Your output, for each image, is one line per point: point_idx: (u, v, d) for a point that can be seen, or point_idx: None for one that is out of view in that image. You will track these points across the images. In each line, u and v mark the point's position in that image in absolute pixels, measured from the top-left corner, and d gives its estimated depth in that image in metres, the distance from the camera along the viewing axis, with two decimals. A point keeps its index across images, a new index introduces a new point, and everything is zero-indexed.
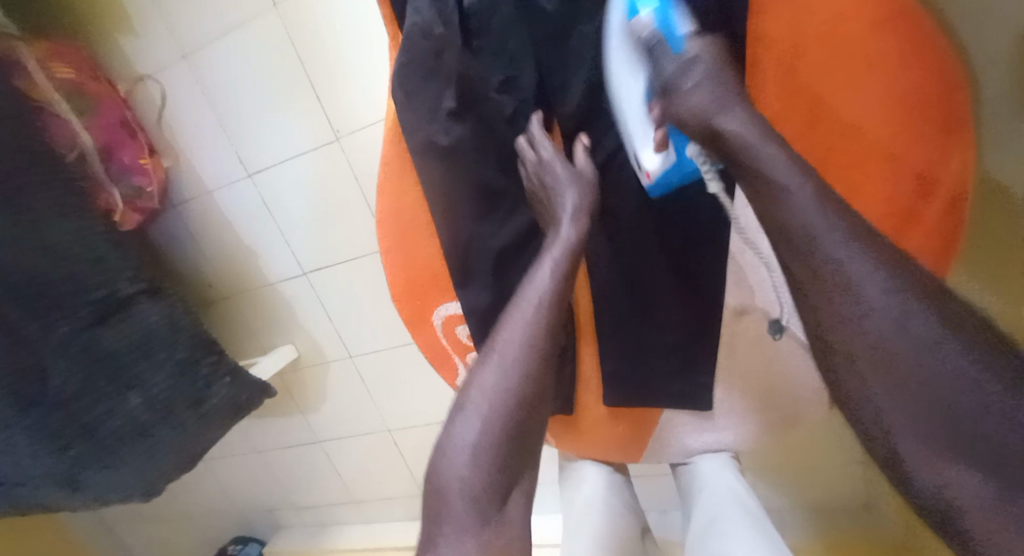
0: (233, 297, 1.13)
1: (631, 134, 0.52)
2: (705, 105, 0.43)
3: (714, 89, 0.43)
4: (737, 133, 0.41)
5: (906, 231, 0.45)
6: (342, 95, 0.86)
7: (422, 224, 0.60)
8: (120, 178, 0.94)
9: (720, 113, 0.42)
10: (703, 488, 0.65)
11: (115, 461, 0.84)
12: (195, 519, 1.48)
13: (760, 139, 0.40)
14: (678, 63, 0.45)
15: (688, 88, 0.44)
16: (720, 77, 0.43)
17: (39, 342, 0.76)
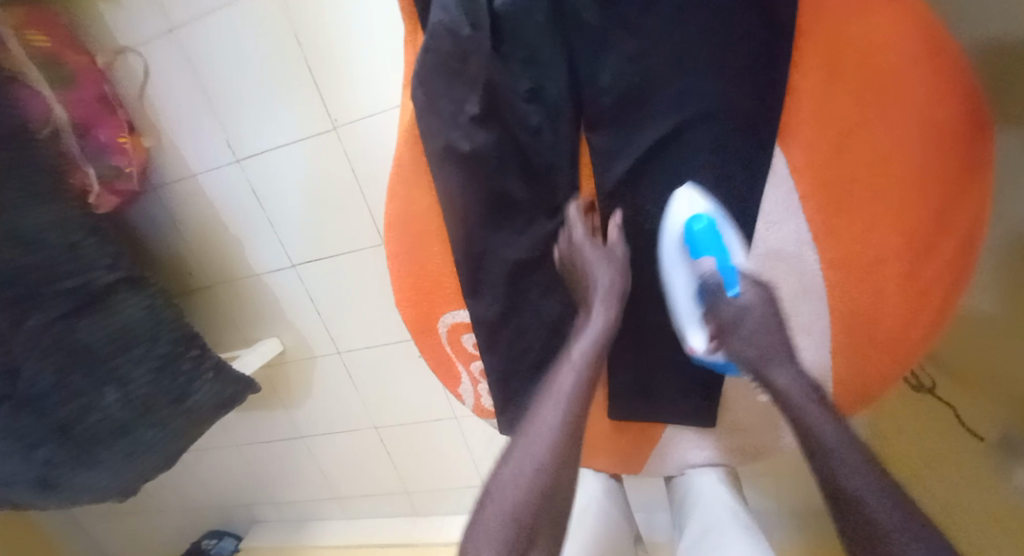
0: (215, 286, 1.08)
1: (681, 321, 0.57)
2: (750, 354, 0.49)
3: (768, 343, 0.49)
4: (787, 389, 0.47)
5: (917, 277, 0.46)
6: (343, 83, 0.82)
7: (434, 232, 0.57)
8: (96, 157, 0.87)
9: (771, 368, 0.48)
10: (697, 503, 0.63)
11: (93, 457, 0.80)
12: (166, 511, 1.43)
13: (813, 410, 0.45)
14: (737, 305, 0.51)
15: (744, 331, 0.50)
16: (772, 329, 0.49)
17: (19, 326, 0.72)
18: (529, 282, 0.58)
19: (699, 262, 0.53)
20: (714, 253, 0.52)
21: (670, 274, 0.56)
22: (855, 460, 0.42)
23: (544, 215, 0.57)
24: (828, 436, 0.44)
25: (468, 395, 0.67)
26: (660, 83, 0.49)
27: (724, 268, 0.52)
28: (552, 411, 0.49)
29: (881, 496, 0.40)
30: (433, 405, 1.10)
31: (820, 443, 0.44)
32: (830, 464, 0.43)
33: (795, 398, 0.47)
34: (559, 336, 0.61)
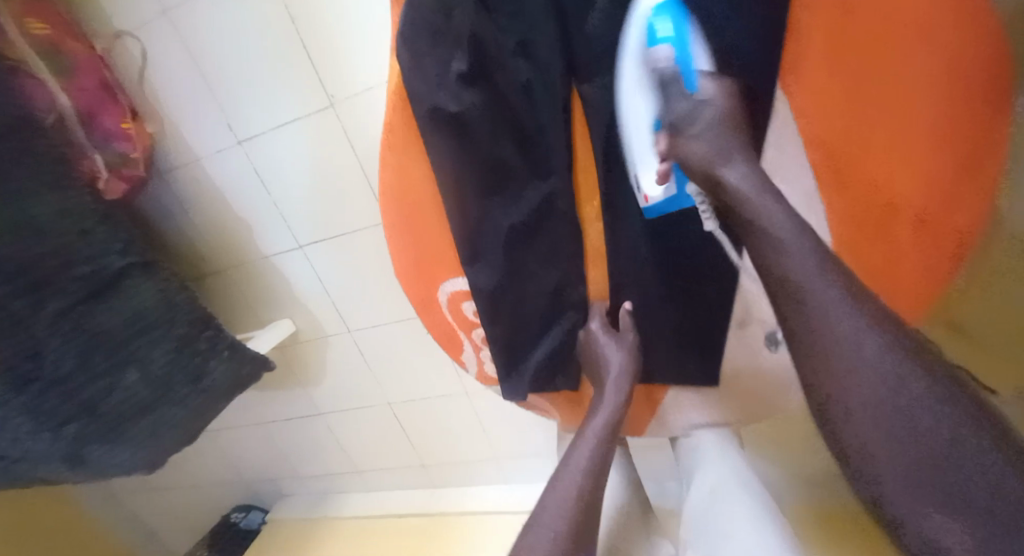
0: (227, 269, 1.10)
1: (633, 157, 0.52)
2: (709, 152, 0.44)
3: (721, 136, 0.44)
4: (737, 187, 0.43)
5: (931, 225, 0.46)
6: (337, 57, 0.81)
7: (428, 200, 0.57)
8: (103, 144, 0.88)
9: (721, 162, 0.44)
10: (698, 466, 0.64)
11: (117, 436, 0.83)
12: (195, 488, 1.49)
13: (810, 272, 0.38)
14: (691, 101, 0.46)
15: (693, 129, 0.45)
16: (726, 127, 0.45)
17: (35, 313, 0.73)
18: (527, 251, 0.57)
19: (654, 51, 0.47)
20: (674, 48, 0.47)
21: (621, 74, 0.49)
22: (875, 345, 0.36)
23: (538, 178, 0.55)
24: (832, 307, 0.37)
25: (472, 363, 0.67)
26: (652, 33, 0.47)
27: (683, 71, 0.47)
28: (576, 465, 0.51)
29: (901, 374, 0.35)
30: (444, 380, 1.11)
31: (843, 361, 0.37)
32: (855, 378, 0.36)
33: (798, 280, 0.39)
34: (558, 303, 0.60)
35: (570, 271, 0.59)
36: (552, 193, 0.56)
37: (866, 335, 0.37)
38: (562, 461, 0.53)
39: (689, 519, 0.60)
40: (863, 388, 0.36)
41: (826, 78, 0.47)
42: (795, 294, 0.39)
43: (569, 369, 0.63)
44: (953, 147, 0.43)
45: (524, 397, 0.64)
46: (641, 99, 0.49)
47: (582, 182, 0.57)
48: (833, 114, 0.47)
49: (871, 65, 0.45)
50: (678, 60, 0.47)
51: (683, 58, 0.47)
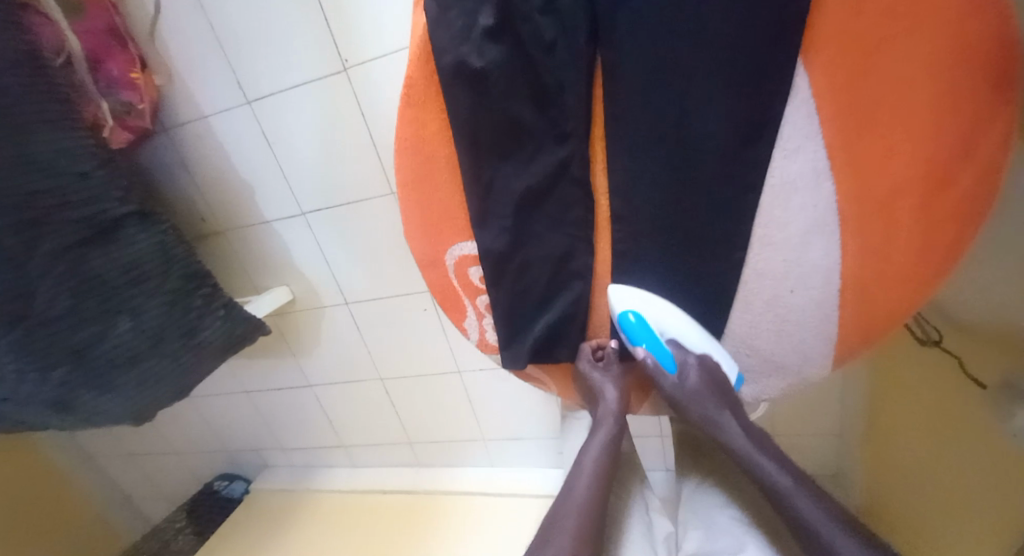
0: (227, 232, 1.09)
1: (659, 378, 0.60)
2: (701, 400, 0.54)
3: (708, 394, 0.54)
4: (737, 444, 0.52)
5: (936, 212, 0.45)
6: (354, 20, 0.81)
7: (442, 158, 0.57)
8: (109, 91, 0.87)
9: (719, 423, 0.53)
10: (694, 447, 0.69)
11: (107, 384, 0.83)
12: (179, 454, 1.48)
13: (754, 451, 0.50)
14: (675, 381, 0.56)
15: (685, 396, 0.55)
16: (708, 382, 0.55)
17: (33, 249, 0.73)
18: (536, 214, 0.58)
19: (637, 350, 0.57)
20: (648, 344, 0.56)
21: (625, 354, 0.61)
22: (823, 518, 0.43)
23: (554, 142, 0.55)
24: (790, 491, 0.46)
25: (473, 330, 0.66)
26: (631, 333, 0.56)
27: (659, 356, 0.57)
28: (584, 474, 0.53)
29: (856, 549, 0.41)
30: (438, 358, 1.11)
31: (792, 508, 0.45)
32: (803, 522, 0.44)
33: (749, 456, 0.50)
34: (563, 271, 0.60)
35: (579, 239, 0.59)
36: (567, 158, 0.55)
37: (811, 507, 0.44)
38: (567, 482, 0.54)
39: (686, 502, 0.64)
40: (826, 552, 0.42)
41: (845, 66, 0.44)
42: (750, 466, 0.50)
43: (570, 339, 0.63)
44: (967, 143, 0.43)
45: (524, 365, 0.64)
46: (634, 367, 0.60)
47: (598, 152, 0.55)
48: (845, 107, 0.46)
49: (887, 63, 0.43)
50: (655, 354, 0.57)
51: (655, 347, 0.57)
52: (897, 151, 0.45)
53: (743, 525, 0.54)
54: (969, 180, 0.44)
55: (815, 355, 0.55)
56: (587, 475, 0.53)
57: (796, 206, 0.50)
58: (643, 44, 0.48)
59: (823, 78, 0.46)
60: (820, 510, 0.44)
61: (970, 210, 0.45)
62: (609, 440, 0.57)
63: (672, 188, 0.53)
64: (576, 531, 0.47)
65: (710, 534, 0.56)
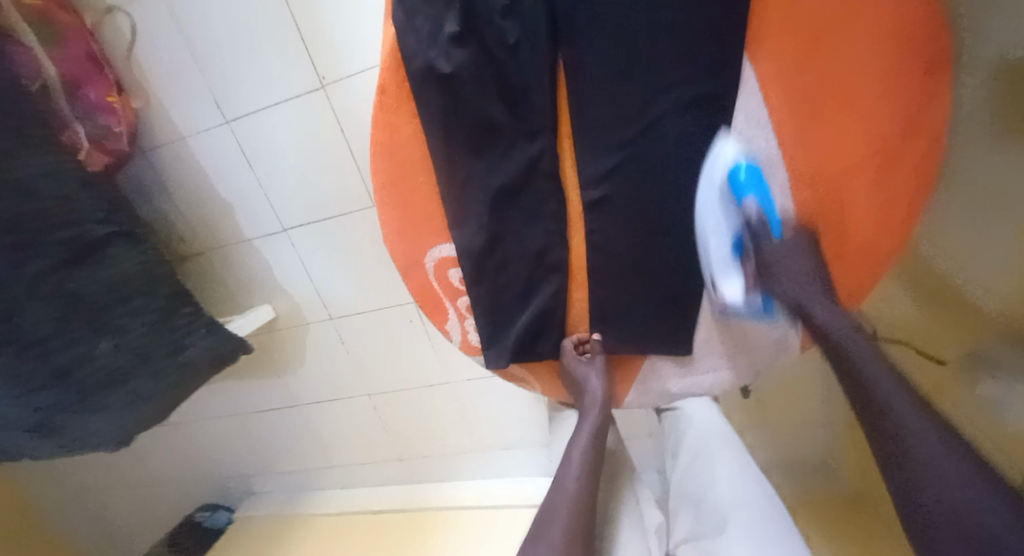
0: (208, 252, 1.09)
1: (715, 270, 0.56)
2: (800, 288, 0.50)
3: (816, 268, 0.50)
4: (829, 327, 0.47)
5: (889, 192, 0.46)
6: (330, 40, 0.83)
7: (418, 161, 0.59)
8: (86, 115, 0.88)
9: (812, 304, 0.48)
10: (689, 429, 0.68)
11: (92, 406, 0.81)
12: (163, 484, 1.44)
13: (841, 322, 0.46)
14: (780, 243, 0.52)
15: (785, 264, 0.51)
16: (809, 258, 0.51)
17: (21, 270, 0.71)
18: (511, 212, 0.60)
19: (744, 205, 0.52)
20: (759, 195, 0.52)
21: (705, 220, 0.55)
22: (906, 407, 0.38)
23: (525, 140, 0.57)
24: (878, 379, 0.41)
25: (456, 332, 0.67)
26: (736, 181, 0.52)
27: (769, 212, 0.53)
28: (572, 468, 0.56)
29: (941, 443, 0.36)
30: (426, 369, 1.11)
31: (875, 394, 0.40)
32: (885, 412, 0.39)
33: (834, 331, 0.46)
34: (540, 265, 0.62)
35: (554, 234, 0.60)
36: (537, 155, 0.57)
37: (898, 395, 0.39)
38: (557, 477, 0.57)
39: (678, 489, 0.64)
40: (913, 458, 0.37)
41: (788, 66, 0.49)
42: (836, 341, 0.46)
43: (551, 332, 0.64)
44: (916, 122, 0.45)
45: (507, 363, 0.65)
46: (725, 223, 0.54)
47: (566, 148, 0.57)
48: (799, 97, 0.49)
49: (833, 52, 0.47)
50: (758, 211, 0.53)
51: (766, 202, 0.52)
52: (850, 135, 0.48)
53: (731, 506, 0.53)
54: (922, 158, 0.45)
55: None
56: (576, 467, 0.56)
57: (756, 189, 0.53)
58: (603, 43, 0.51)
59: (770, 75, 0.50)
60: (901, 394, 0.39)
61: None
62: (594, 436, 0.58)
63: (639, 179, 0.56)
64: (567, 526, 0.51)
65: (701, 522, 0.56)
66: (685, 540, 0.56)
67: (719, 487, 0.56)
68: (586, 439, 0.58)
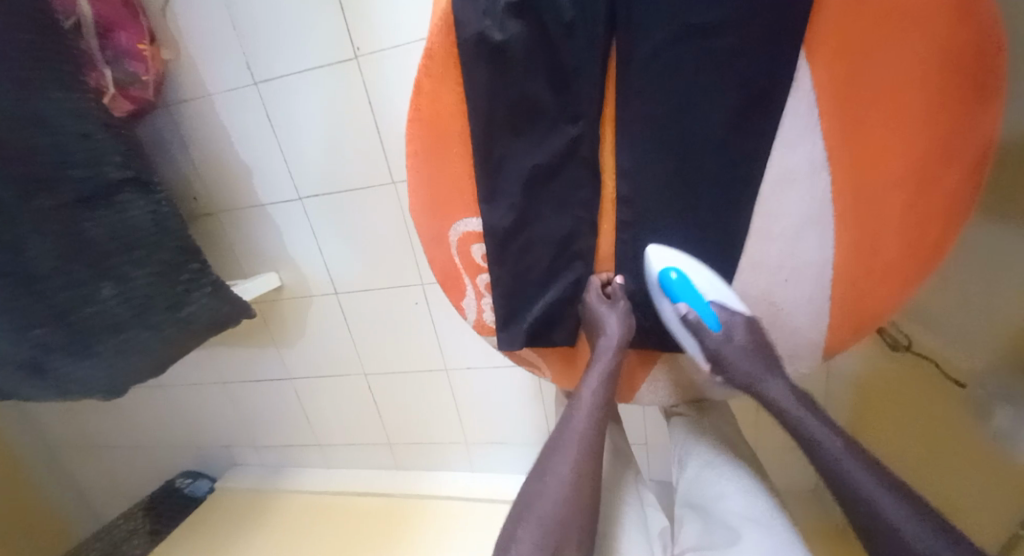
0: (219, 214, 1.08)
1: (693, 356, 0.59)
2: (746, 368, 0.53)
3: (754, 363, 0.53)
4: (780, 402, 0.52)
5: (921, 212, 0.49)
6: (370, 11, 0.83)
7: (455, 131, 0.58)
8: (116, 61, 0.87)
9: (760, 381, 0.53)
10: (699, 439, 0.65)
11: (85, 350, 0.80)
12: (143, 447, 1.42)
13: (797, 406, 0.51)
14: (718, 338, 0.54)
15: (724, 355, 0.54)
16: (756, 350, 0.54)
17: (28, 204, 0.70)
18: (542, 193, 0.59)
19: (677, 305, 0.57)
20: (688, 298, 0.55)
21: (661, 310, 0.60)
22: (859, 468, 0.46)
23: (566, 122, 0.56)
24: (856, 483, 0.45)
25: (471, 311, 0.66)
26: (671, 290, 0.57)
27: (704, 312, 0.55)
28: (573, 435, 0.53)
29: (911, 520, 0.42)
30: (426, 355, 1.10)
31: (841, 474, 0.46)
32: (853, 494, 0.45)
33: (784, 404, 0.51)
34: (564, 252, 0.62)
35: (582, 220, 0.60)
36: (577, 138, 0.57)
37: (860, 469, 0.45)
38: (555, 439, 0.54)
39: (683, 497, 0.62)
40: (885, 535, 0.42)
41: (841, 74, 0.47)
42: (794, 425, 0.50)
43: (566, 321, 0.64)
44: (955, 141, 0.46)
45: (520, 346, 0.64)
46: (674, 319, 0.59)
47: (607, 133, 0.57)
48: (850, 100, 0.47)
49: (881, 67, 0.46)
50: (696, 309, 0.55)
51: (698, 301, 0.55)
52: (894, 146, 0.47)
53: (738, 516, 0.53)
54: (953, 179, 0.47)
55: (805, 349, 0.58)
56: (576, 438, 0.53)
57: (793, 192, 0.52)
58: (654, 30, 0.50)
59: (822, 78, 0.48)
60: (871, 478, 0.45)
61: (956, 209, 0.48)
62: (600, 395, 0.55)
63: (678, 173, 0.55)
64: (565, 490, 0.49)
65: (707, 529, 0.54)
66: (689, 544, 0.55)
67: (730, 498, 0.55)
68: (595, 393, 0.55)
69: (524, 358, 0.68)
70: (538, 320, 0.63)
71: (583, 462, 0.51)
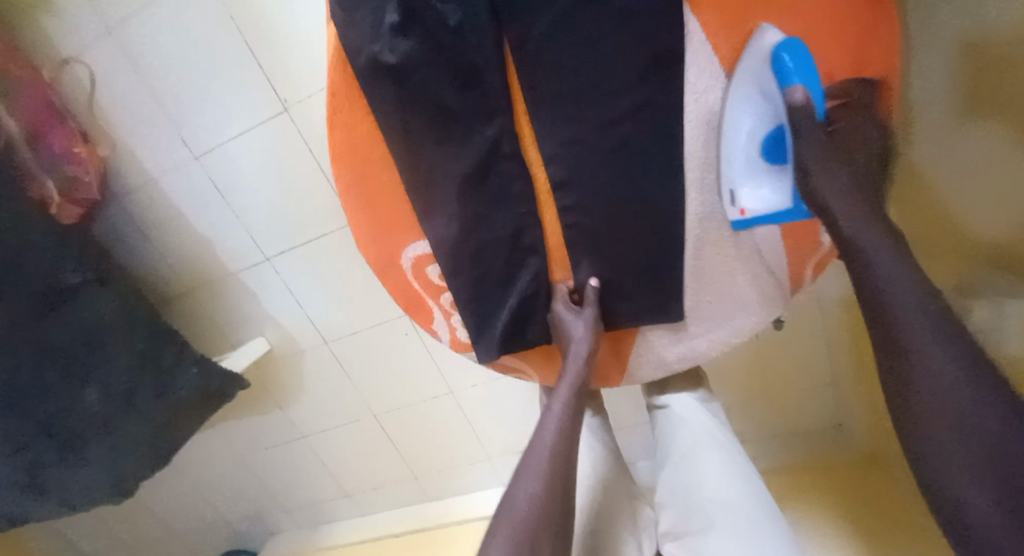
0: (195, 292, 1.08)
1: (732, 174, 0.51)
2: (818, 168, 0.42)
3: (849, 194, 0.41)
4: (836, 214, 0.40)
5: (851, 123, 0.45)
6: (286, 59, 0.82)
7: (379, 157, 0.58)
8: (53, 167, 0.87)
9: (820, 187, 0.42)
10: (680, 425, 0.66)
11: (80, 458, 0.82)
12: (182, 535, 1.42)
13: (859, 224, 0.39)
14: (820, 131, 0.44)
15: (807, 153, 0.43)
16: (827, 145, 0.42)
17: None
18: (479, 197, 0.58)
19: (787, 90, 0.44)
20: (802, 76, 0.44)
21: (730, 120, 0.49)
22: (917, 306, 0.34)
23: (483, 122, 0.55)
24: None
25: (444, 330, 0.67)
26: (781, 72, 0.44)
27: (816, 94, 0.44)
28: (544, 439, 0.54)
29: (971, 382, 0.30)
30: (427, 382, 1.09)
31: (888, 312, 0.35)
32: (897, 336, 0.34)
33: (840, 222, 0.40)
34: (518, 248, 0.60)
35: (527, 215, 0.58)
36: (498, 135, 0.55)
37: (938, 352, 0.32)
38: (526, 454, 0.54)
39: (664, 483, 0.62)
40: (920, 392, 0.32)
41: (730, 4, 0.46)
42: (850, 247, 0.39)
43: (538, 317, 0.63)
44: (860, 60, 0.45)
45: (497, 353, 0.64)
46: (750, 121, 0.49)
47: (525, 124, 0.55)
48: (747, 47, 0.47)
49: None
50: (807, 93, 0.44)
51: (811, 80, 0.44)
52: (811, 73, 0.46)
53: (719, 509, 0.55)
54: (868, 99, 0.45)
55: (774, 289, 0.57)
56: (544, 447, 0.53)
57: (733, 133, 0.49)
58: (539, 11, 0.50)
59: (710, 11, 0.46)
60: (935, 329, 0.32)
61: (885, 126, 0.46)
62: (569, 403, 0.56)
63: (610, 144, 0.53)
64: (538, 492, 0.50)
65: (687, 519, 0.57)
66: (671, 535, 0.58)
67: (709, 487, 0.57)
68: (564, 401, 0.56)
69: (506, 364, 0.68)
70: (506, 322, 0.62)
71: (555, 466, 0.52)
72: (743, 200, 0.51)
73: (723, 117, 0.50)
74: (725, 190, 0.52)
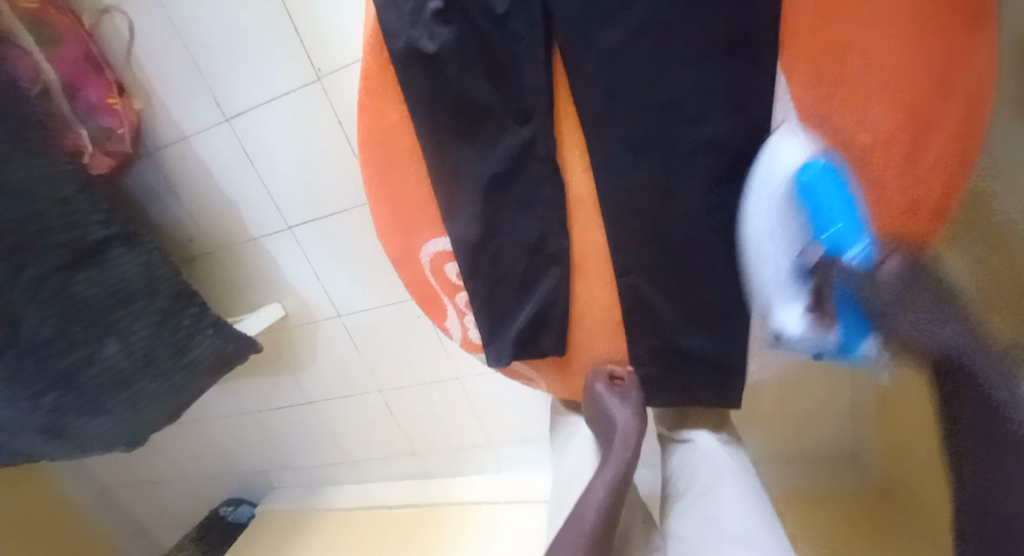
0: (216, 253, 1.09)
1: (769, 295, 0.50)
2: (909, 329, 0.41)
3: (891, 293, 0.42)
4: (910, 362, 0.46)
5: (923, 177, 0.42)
6: (321, 26, 0.80)
7: (408, 148, 0.57)
8: (88, 117, 0.88)
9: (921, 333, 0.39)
10: (695, 461, 0.64)
11: (96, 409, 0.84)
12: (187, 479, 1.48)
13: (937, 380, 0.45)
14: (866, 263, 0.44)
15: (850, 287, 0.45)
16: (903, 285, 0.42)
17: (17, 277, 0.72)
18: (506, 200, 0.56)
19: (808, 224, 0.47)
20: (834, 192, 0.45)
21: (754, 239, 0.49)
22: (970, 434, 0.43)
23: (517, 121, 0.53)
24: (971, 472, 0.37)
25: (456, 328, 0.66)
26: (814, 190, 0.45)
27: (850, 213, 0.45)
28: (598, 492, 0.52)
29: None
30: (434, 365, 1.09)
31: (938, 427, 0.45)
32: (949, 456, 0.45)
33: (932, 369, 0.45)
34: (539, 255, 0.58)
35: (553, 222, 0.56)
36: (531, 138, 0.53)
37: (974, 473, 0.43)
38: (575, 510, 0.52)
39: (681, 507, 0.62)
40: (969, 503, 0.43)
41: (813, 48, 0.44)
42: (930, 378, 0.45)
43: (553, 326, 0.61)
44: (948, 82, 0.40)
45: (508, 360, 0.62)
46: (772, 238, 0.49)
47: (566, 129, 0.54)
48: (822, 52, 0.44)
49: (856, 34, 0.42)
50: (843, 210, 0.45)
51: (842, 196, 0.45)
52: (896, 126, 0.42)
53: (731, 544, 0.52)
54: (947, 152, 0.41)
55: None
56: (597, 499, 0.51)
57: (755, 254, 0.49)
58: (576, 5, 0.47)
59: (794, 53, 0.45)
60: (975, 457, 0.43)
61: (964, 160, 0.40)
62: (617, 480, 0.53)
63: (664, 159, 0.49)
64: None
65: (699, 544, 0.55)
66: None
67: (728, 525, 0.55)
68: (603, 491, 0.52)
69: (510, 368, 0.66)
70: (520, 327, 0.60)
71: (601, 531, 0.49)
72: (786, 323, 0.50)
73: (745, 233, 0.50)
74: (760, 309, 0.52)
